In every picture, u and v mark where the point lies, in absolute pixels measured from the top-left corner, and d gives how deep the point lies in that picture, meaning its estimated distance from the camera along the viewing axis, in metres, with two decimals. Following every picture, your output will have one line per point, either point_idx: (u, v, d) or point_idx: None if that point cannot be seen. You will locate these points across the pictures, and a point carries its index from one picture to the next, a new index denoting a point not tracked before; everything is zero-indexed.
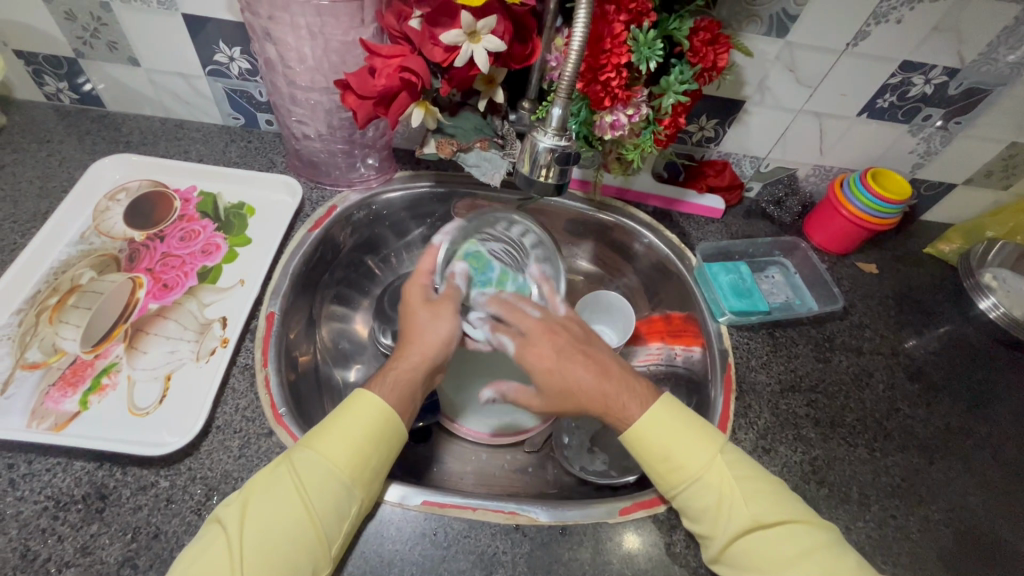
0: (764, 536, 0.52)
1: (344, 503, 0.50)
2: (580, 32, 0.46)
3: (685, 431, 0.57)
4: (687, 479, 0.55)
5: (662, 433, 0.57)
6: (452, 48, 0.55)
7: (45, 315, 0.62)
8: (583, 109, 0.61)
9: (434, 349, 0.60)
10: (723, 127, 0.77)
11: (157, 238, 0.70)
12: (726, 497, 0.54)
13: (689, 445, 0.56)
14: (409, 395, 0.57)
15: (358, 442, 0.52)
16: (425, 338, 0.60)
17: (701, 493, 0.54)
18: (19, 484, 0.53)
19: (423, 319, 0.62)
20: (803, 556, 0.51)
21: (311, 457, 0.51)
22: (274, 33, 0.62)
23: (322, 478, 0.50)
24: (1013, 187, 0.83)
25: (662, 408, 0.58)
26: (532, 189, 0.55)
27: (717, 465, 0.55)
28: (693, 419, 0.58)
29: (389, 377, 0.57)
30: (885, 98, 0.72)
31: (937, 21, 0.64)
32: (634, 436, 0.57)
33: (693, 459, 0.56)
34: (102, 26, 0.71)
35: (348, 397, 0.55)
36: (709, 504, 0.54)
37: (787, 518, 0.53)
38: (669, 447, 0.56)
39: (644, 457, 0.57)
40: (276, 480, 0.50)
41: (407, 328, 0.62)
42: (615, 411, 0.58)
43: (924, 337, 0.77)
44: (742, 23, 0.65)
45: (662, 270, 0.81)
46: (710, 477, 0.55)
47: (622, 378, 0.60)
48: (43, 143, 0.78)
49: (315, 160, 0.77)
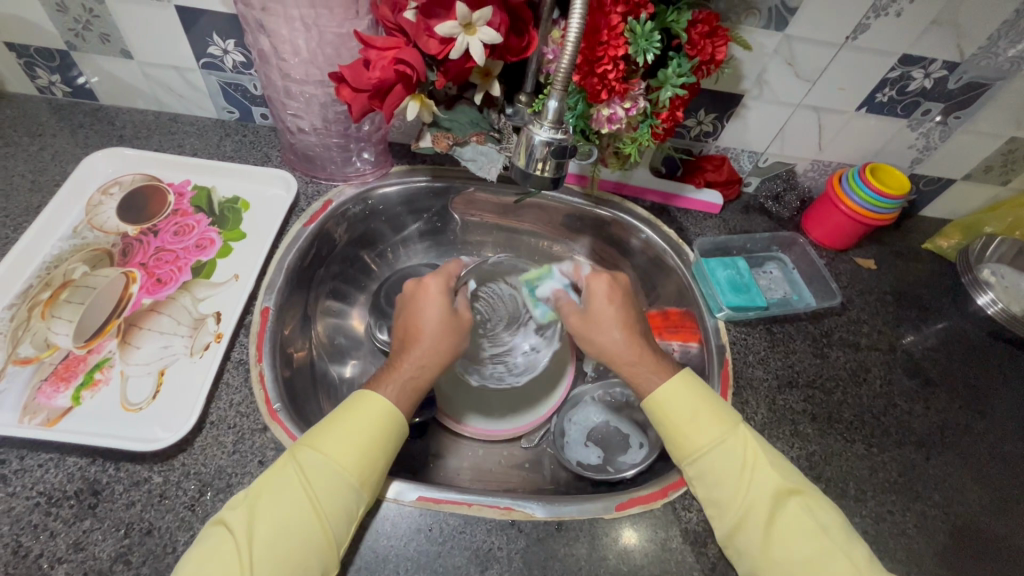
0: (785, 505, 0.53)
1: (354, 506, 0.50)
2: (576, 23, 0.45)
3: (707, 402, 0.59)
4: (710, 444, 0.56)
5: (681, 402, 0.58)
6: (447, 41, 0.55)
7: (37, 309, 0.62)
8: (580, 102, 0.60)
9: (435, 360, 0.59)
10: (722, 122, 0.77)
11: (151, 232, 0.70)
12: (750, 462, 0.55)
13: (712, 415, 0.58)
14: (411, 399, 0.58)
15: (367, 441, 0.52)
16: (429, 344, 0.59)
17: (726, 456, 0.55)
18: (11, 480, 0.52)
19: (440, 320, 0.61)
20: (822, 527, 0.52)
21: (320, 458, 0.50)
22: (268, 25, 0.61)
23: (333, 481, 0.49)
24: (1012, 183, 0.82)
25: (679, 382, 0.59)
26: (527, 182, 0.54)
27: (739, 434, 0.57)
28: (710, 393, 0.60)
29: (396, 379, 0.57)
30: (885, 93, 0.72)
31: (937, 14, 0.63)
32: (660, 404, 0.59)
33: (717, 425, 0.57)
34: (95, 18, 0.70)
35: (356, 394, 0.55)
36: (733, 467, 0.55)
37: (801, 491, 0.54)
38: (695, 414, 0.58)
39: (664, 425, 0.59)
40: (283, 480, 0.49)
41: (416, 322, 0.61)
42: (640, 373, 0.61)
43: (921, 333, 0.77)
44: (741, 16, 0.65)
45: (659, 265, 0.81)
46: (724, 449, 0.56)
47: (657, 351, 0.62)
48: (35, 137, 0.77)
49: (310, 155, 0.76)
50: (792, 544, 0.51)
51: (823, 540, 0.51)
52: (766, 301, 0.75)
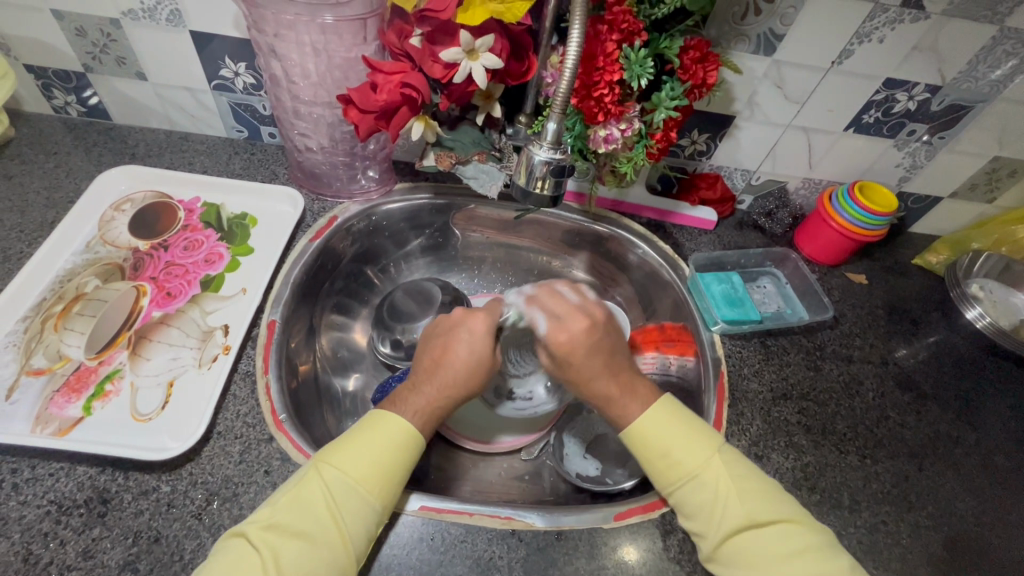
0: (760, 532, 0.54)
1: (372, 521, 0.51)
2: (573, 49, 0.48)
3: (684, 429, 0.59)
4: (690, 473, 0.57)
5: (661, 430, 0.59)
6: (451, 65, 0.57)
7: (50, 322, 0.63)
8: (577, 123, 0.63)
9: (459, 388, 0.61)
10: (715, 141, 0.80)
11: (162, 247, 0.72)
12: (721, 494, 0.55)
13: (687, 444, 0.58)
14: (432, 422, 0.59)
15: (386, 460, 0.53)
16: (454, 375, 0.60)
17: (700, 489, 0.56)
18: (22, 488, 0.53)
19: (473, 354, 0.61)
20: (798, 554, 0.52)
21: (340, 475, 0.51)
22: (280, 49, 0.64)
23: (352, 498, 0.51)
24: (997, 201, 0.85)
25: (664, 411, 0.60)
26: (528, 201, 0.57)
27: (714, 464, 0.57)
28: (687, 420, 0.60)
29: (419, 404, 0.59)
30: (871, 114, 0.75)
31: (918, 40, 0.66)
32: (635, 432, 0.60)
33: (692, 455, 0.57)
34: (112, 42, 0.73)
35: (377, 415, 0.56)
36: (706, 500, 0.56)
37: (780, 517, 0.54)
38: (670, 445, 0.58)
39: (644, 454, 0.59)
40: (302, 497, 0.50)
41: (447, 352, 0.62)
42: (617, 404, 0.61)
43: (913, 346, 0.79)
44: (731, 42, 0.68)
45: (656, 279, 0.83)
46: (706, 476, 0.56)
47: (628, 381, 0.63)
48: (50, 155, 0.79)
49: (316, 172, 0.79)
50: (766, 570, 0.52)
51: (797, 567, 0.52)
52: (760, 315, 0.77)
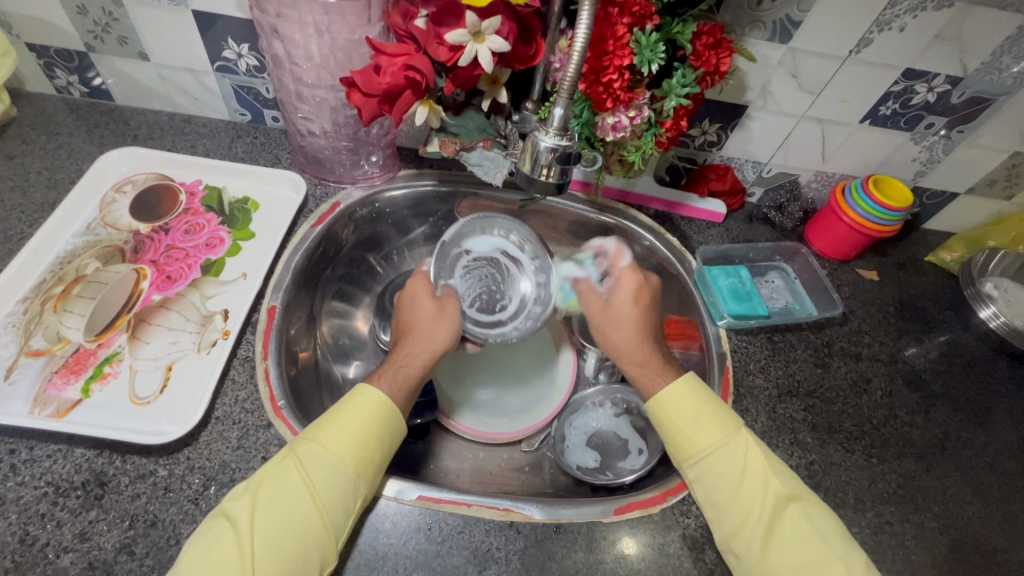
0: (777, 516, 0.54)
1: (349, 495, 0.51)
2: (583, 33, 0.46)
3: (708, 410, 0.60)
4: (708, 453, 0.58)
5: (687, 408, 0.60)
6: (457, 48, 0.56)
7: (50, 304, 0.63)
8: (586, 110, 0.61)
9: (428, 340, 0.62)
10: (726, 132, 0.78)
11: (162, 230, 0.71)
12: (743, 475, 0.56)
13: (713, 425, 0.59)
14: (410, 390, 0.59)
15: (359, 430, 0.53)
16: (426, 334, 0.62)
17: (720, 469, 0.57)
18: (21, 469, 0.53)
19: (427, 309, 0.63)
20: (814, 539, 0.53)
21: (310, 446, 0.52)
22: (282, 30, 0.62)
23: (325, 470, 0.50)
24: (1016, 198, 0.83)
25: (687, 386, 0.61)
26: (533, 188, 0.56)
27: (735, 444, 0.58)
28: (712, 400, 0.61)
29: (397, 374, 0.59)
30: (888, 105, 0.73)
31: (939, 29, 0.64)
32: (663, 406, 0.61)
33: (716, 436, 0.58)
34: (114, 21, 0.72)
35: (353, 389, 0.56)
36: (726, 479, 0.56)
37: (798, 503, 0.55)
38: (694, 420, 0.59)
39: (669, 428, 0.60)
40: (282, 471, 0.50)
41: (412, 319, 0.63)
42: (648, 381, 0.64)
43: (923, 345, 0.77)
44: (745, 28, 0.66)
45: (661, 272, 0.81)
46: (730, 455, 0.57)
47: (661, 357, 0.65)
48: (52, 135, 0.79)
49: (319, 157, 0.78)
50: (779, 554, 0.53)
51: (810, 552, 0.52)
52: (767, 310, 0.76)
